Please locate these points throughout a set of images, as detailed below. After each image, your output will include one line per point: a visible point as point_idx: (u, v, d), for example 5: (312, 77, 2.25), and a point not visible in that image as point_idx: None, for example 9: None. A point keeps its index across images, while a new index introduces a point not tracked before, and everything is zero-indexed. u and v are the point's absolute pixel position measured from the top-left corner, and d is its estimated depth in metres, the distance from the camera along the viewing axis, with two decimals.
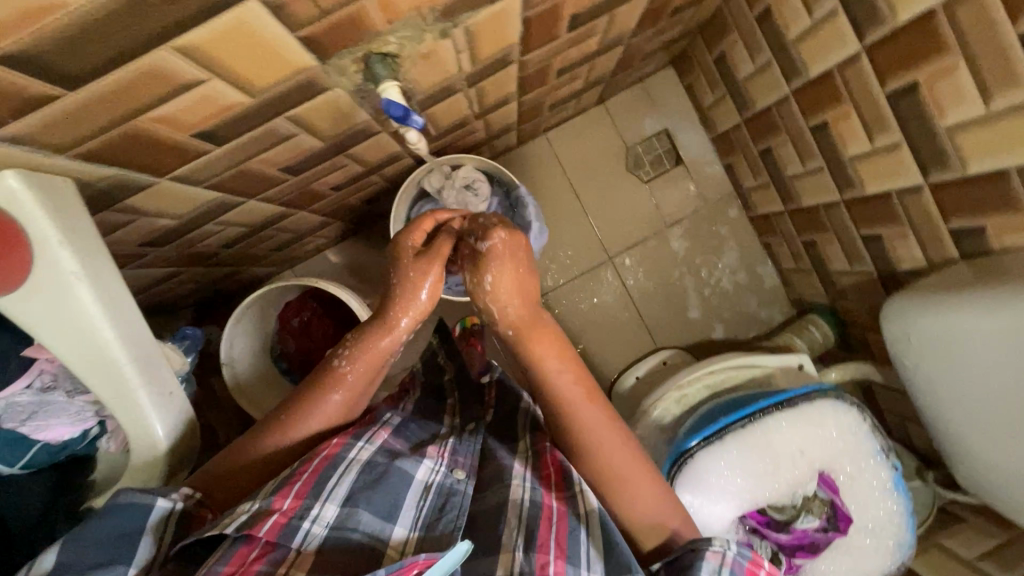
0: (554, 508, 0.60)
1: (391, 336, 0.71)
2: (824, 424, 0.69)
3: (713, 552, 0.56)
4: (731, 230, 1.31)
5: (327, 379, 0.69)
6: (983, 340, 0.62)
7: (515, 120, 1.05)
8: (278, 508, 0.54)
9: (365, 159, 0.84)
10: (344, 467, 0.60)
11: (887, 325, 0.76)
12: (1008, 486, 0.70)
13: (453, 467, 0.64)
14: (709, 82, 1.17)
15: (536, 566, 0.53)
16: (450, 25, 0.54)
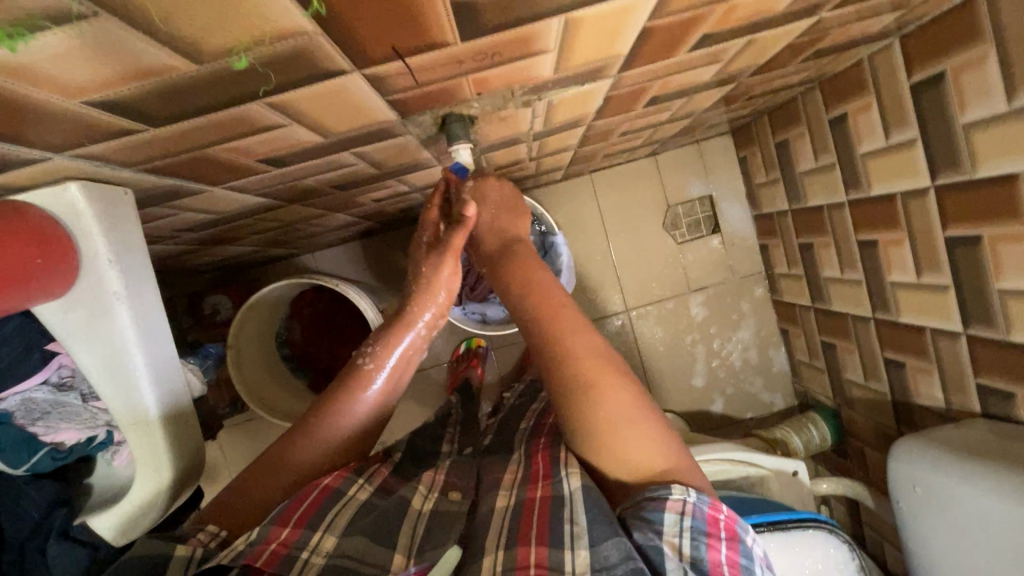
0: (537, 499, 0.56)
1: (412, 331, 0.71)
2: (815, 552, 0.70)
3: (672, 500, 0.51)
4: (753, 307, 1.31)
5: (352, 381, 0.68)
6: (988, 513, 0.61)
7: (566, 164, 1.04)
8: (276, 538, 0.54)
9: (415, 183, 0.83)
10: (342, 501, 0.59)
11: (891, 465, 0.75)
12: None
13: (448, 491, 0.64)
14: (765, 162, 1.16)
15: (516, 562, 0.49)
16: (536, 98, 0.53)
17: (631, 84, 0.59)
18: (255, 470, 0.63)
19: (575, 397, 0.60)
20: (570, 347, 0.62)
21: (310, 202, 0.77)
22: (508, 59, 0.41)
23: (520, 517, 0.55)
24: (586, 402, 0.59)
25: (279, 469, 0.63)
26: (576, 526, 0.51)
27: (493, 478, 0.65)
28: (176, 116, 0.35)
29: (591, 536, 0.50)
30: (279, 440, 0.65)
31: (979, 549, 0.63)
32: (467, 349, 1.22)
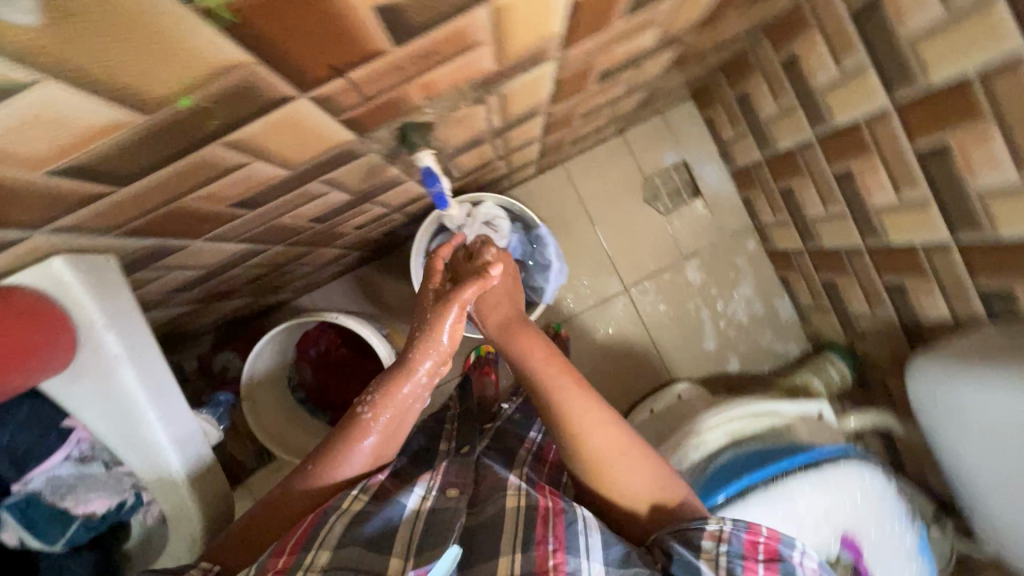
0: (550, 507, 0.65)
1: (412, 380, 0.70)
2: (855, 488, 0.70)
3: (709, 531, 0.60)
4: (749, 262, 1.31)
5: (352, 430, 0.68)
6: (1011, 413, 0.62)
7: (536, 156, 1.05)
8: (273, 567, 0.55)
9: (392, 203, 0.84)
10: (333, 515, 0.61)
11: (912, 387, 0.76)
12: None
13: (445, 489, 0.71)
14: (730, 117, 1.17)
15: (535, 564, 0.58)
16: (486, 92, 0.54)
17: (577, 62, 0.60)
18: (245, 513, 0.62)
19: (608, 464, 0.68)
20: (597, 422, 0.69)
21: (292, 241, 0.78)
22: (447, 58, 0.42)
23: (534, 522, 0.63)
24: (617, 469, 0.68)
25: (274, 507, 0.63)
26: (588, 542, 0.61)
27: (496, 482, 0.72)
28: (154, 163, 0.36)
29: (603, 555, 0.60)
30: (279, 485, 0.65)
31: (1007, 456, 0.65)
32: (478, 357, 1.21)
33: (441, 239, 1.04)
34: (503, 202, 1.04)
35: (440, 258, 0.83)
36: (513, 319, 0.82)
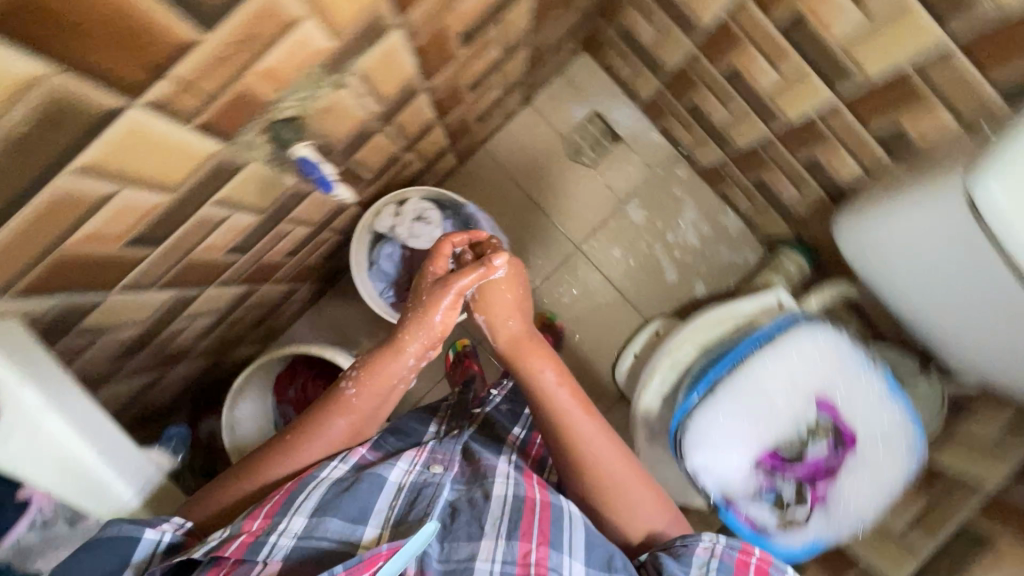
0: (537, 500, 0.72)
1: (398, 358, 0.81)
2: (826, 349, 0.73)
3: (701, 548, 0.67)
4: (685, 188, 1.33)
5: (337, 405, 0.78)
6: (933, 231, 0.67)
7: (446, 142, 1.07)
8: (246, 530, 0.62)
9: (311, 219, 0.85)
10: (312, 485, 0.68)
11: (848, 238, 0.81)
12: (979, 343, 0.78)
13: (428, 464, 0.77)
14: (622, 57, 1.20)
15: (518, 554, 0.65)
16: (341, 75, 0.56)
17: (426, 28, 0.62)
18: (248, 470, 0.74)
19: (611, 491, 0.78)
20: (609, 455, 0.79)
21: (220, 282, 0.78)
22: (274, 40, 0.44)
23: (522, 510, 0.70)
24: (619, 497, 0.78)
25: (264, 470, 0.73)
26: (571, 540, 0.69)
27: (487, 466, 0.78)
28: (16, 199, 0.38)
29: (584, 555, 0.68)
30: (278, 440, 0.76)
31: (925, 269, 0.73)
32: (456, 353, 1.23)
33: (381, 247, 1.05)
34: (432, 192, 1.06)
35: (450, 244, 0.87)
36: (518, 343, 0.86)
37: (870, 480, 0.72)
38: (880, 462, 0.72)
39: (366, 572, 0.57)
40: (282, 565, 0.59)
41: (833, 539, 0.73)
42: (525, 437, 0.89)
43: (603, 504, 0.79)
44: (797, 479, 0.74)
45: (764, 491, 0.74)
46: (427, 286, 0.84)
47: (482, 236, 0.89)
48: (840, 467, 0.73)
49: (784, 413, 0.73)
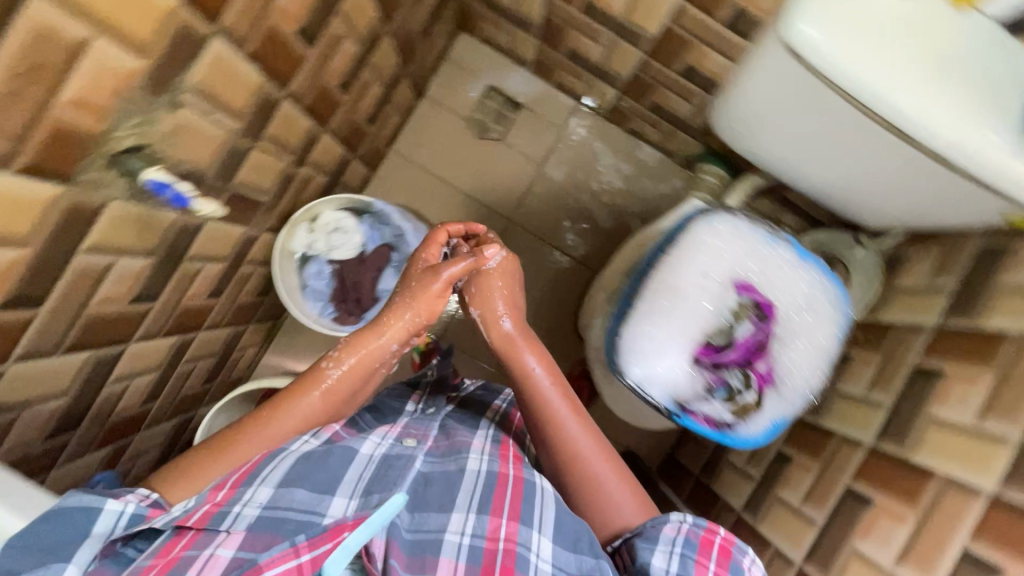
0: (509, 475, 0.72)
1: (381, 335, 0.80)
2: (734, 234, 0.73)
3: (669, 527, 0.69)
4: (597, 135, 1.35)
5: (314, 380, 0.77)
6: (787, 90, 0.64)
7: (342, 149, 1.07)
8: (211, 500, 0.63)
9: (218, 253, 0.85)
10: (281, 457, 0.68)
11: (724, 122, 0.76)
12: (868, 198, 0.75)
13: (400, 438, 0.78)
14: (496, 25, 1.22)
15: (487, 528, 0.67)
16: (173, 94, 0.57)
17: (253, 32, 0.63)
18: (220, 448, 0.70)
19: (586, 481, 0.78)
20: (594, 452, 0.79)
21: (140, 337, 0.78)
22: (68, 67, 0.45)
23: (493, 485, 0.71)
24: (593, 491, 0.77)
25: (233, 448, 0.70)
26: (542, 516, 0.68)
27: (460, 442, 0.78)
28: None
29: (553, 534, 0.67)
30: (250, 416, 0.73)
31: (798, 135, 0.69)
32: (421, 354, 1.15)
33: (308, 268, 1.05)
34: (345, 201, 1.06)
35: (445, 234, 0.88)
36: (514, 341, 0.86)
37: (802, 346, 0.74)
38: (812, 326, 0.74)
39: (330, 543, 0.58)
40: (245, 533, 0.60)
41: (792, 414, 0.74)
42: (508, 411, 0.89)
43: (580, 496, 0.78)
44: (737, 366, 0.75)
45: (714, 387, 0.74)
46: (417, 272, 0.84)
47: (477, 230, 0.91)
48: (776, 342, 0.74)
49: (709, 307, 0.74)
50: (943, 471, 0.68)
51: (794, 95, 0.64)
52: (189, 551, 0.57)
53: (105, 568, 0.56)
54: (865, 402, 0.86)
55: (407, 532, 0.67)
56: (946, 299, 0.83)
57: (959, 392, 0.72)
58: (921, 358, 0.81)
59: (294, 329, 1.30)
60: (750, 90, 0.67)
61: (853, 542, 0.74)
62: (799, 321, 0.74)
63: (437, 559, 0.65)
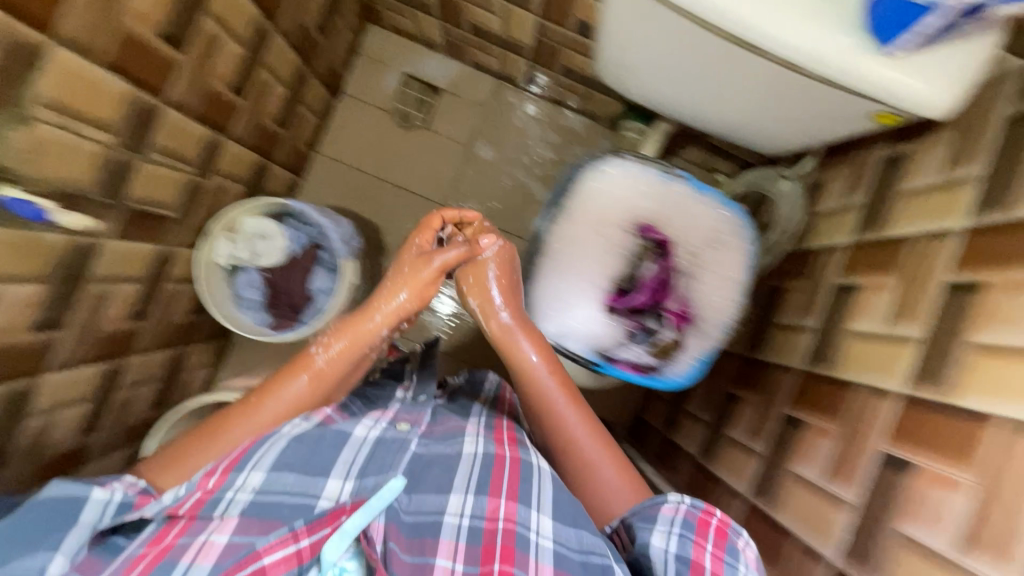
0: (506, 454, 0.64)
1: (370, 316, 0.74)
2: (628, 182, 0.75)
3: (667, 507, 0.57)
4: (521, 109, 1.34)
5: (300, 364, 0.70)
6: (644, 22, 0.63)
7: (254, 155, 1.06)
8: (201, 487, 0.56)
9: (129, 273, 0.84)
10: (270, 441, 0.60)
11: (606, 63, 0.75)
12: (755, 124, 0.75)
13: (395, 421, 0.67)
14: (399, 11, 1.21)
15: (485, 509, 0.59)
16: (19, 108, 0.56)
17: (104, 38, 0.62)
18: (208, 431, 0.64)
19: (585, 466, 0.66)
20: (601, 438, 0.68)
21: (58, 367, 0.77)
22: None
23: (490, 465, 0.63)
24: (592, 477, 0.65)
25: (228, 426, 0.64)
26: (541, 495, 0.60)
27: (455, 426, 0.69)
28: None
29: (554, 511, 0.59)
30: (239, 401, 0.68)
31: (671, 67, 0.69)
32: None
33: (237, 279, 1.04)
34: (265, 206, 1.04)
35: (441, 220, 0.79)
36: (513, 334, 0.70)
37: (711, 277, 0.74)
38: (721, 261, 0.74)
39: (328, 527, 0.54)
40: (239, 519, 0.54)
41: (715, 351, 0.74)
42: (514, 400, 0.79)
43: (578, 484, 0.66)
44: (652, 306, 0.76)
45: (633, 333, 0.75)
46: (406, 259, 0.76)
47: (473, 215, 0.80)
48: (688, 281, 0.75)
49: (614, 256, 0.76)
50: (863, 382, 0.68)
51: (660, 32, 0.64)
52: (182, 539, 0.52)
53: (93, 559, 0.51)
54: (797, 329, 0.86)
55: (407, 514, 0.60)
56: (861, 215, 0.82)
57: (874, 302, 0.72)
58: (842, 277, 0.81)
59: (244, 345, 1.28)
60: (614, 27, 0.67)
61: (791, 467, 0.74)
62: (705, 253, 0.75)
63: (435, 544, 0.57)
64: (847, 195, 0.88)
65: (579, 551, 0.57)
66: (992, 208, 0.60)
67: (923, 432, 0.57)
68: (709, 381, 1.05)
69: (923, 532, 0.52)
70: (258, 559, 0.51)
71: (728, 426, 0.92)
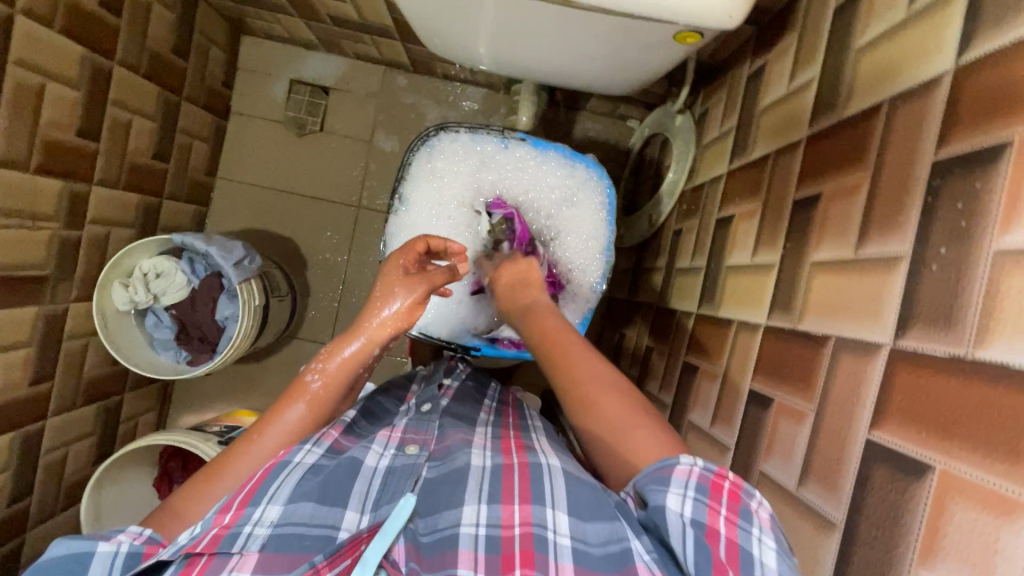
0: (516, 463, 0.53)
1: (361, 337, 0.63)
2: (461, 156, 0.80)
3: (680, 467, 0.43)
4: (414, 92, 1.29)
5: (291, 390, 0.60)
6: None
7: (135, 195, 1.05)
8: (218, 523, 0.46)
9: (14, 339, 0.84)
10: (287, 471, 0.51)
11: (424, 22, 0.72)
12: (592, 57, 0.72)
13: (404, 444, 0.57)
14: (260, 17, 1.17)
15: (500, 519, 0.47)
16: None
17: None
18: (216, 469, 0.55)
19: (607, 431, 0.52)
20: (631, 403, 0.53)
21: None
22: None
23: (500, 473, 0.52)
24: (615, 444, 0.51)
25: (228, 468, 0.55)
26: (554, 489, 0.49)
27: (459, 439, 0.57)
28: None
29: (570, 504, 0.48)
30: (241, 437, 0.58)
31: (482, 14, 0.66)
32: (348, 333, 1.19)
33: (147, 319, 1.04)
34: (156, 244, 1.02)
35: (426, 243, 0.70)
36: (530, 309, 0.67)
37: (566, 234, 0.80)
38: (573, 207, 0.79)
39: (348, 560, 0.44)
40: (261, 554, 0.45)
41: (593, 294, 0.80)
42: (539, 422, 0.68)
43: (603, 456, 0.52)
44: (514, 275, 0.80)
45: None
46: (393, 274, 0.66)
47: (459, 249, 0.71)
48: (547, 234, 0.80)
49: (466, 232, 0.80)
50: (734, 318, 0.65)
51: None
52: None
53: None
54: (692, 271, 0.82)
55: (424, 536, 0.48)
56: (735, 139, 0.77)
57: (743, 232, 0.68)
58: (721, 210, 0.77)
59: (186, 385, 1.28)
60: None
61: (688, 416, 0.71)
62: (558, 211, 0.80)
63: (457, 559, 0.45)
64: (724, 121, 0.83)
65: (597, 545, 0.45)
66: (825, 111, 0.56)
67: (779, 363, 0.53)
68: (634, 338, 1.02)
69: (778, 470, 0.49)
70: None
71: (647, 382, 0.90)
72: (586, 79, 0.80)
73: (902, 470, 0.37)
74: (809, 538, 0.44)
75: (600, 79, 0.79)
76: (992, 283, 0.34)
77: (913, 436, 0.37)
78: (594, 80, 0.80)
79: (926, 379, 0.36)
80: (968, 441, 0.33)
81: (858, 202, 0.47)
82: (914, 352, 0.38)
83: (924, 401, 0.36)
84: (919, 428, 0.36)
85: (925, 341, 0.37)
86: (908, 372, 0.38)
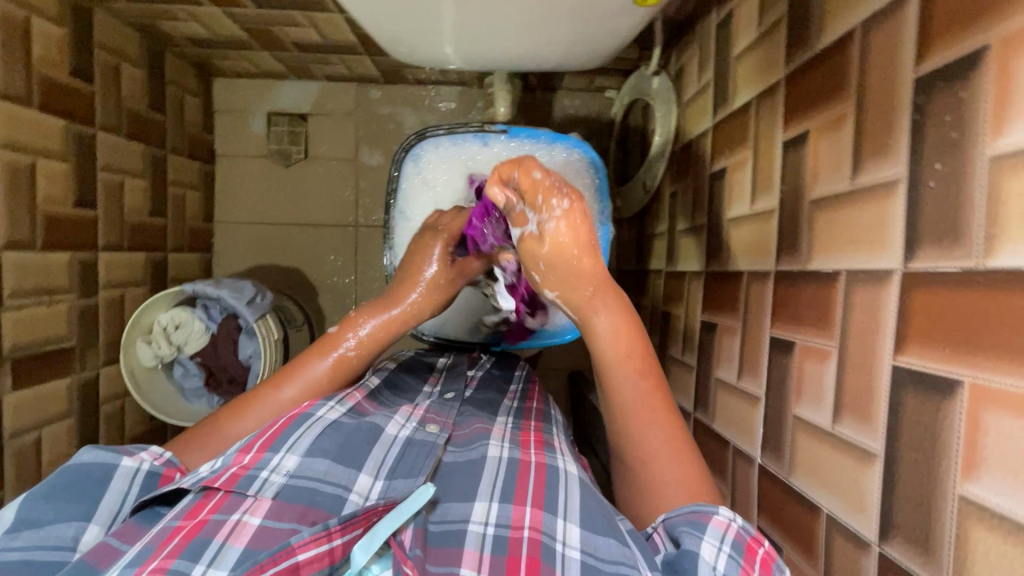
0: (533, 461, 0.54)
1: (399, 306, 0.68)
2: (446, 158, 0.81)
3: (718, 517, 0.44)
4: (389, 103, 1.30)
5: (318, 346, 0.63)
6: None
7: (141, 253, 1.07)
8: (238, 462, 0.49)
9: (54, 411, 0.86)
10: (309, 424, 0.53)
11: (387, 31, 0.72)
12: (558, 34, 0.71)
13: (425, 421, 0.59)
14: (227, 58, 1.18)
15: (509, 519, 0.47)
16: None
17: None
18: (245, 403, 0.59)
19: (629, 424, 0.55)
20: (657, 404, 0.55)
21: None
22: None
23: (516, 472, 0.52)
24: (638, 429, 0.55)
25: (254, 405, 0.58)
26: (568, 499, 0.49)
27: (481, 428, 0.60)
28: None
29: (582, 517, 0.47)
30: (267, 380, 0.60)
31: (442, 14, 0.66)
32: None
33: (175, 370, 1.06)
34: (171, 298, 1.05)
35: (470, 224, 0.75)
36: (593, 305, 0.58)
37: None
38: None
39: (360, 529, 0.43)
40: (274, 501, 0.46)
41: None
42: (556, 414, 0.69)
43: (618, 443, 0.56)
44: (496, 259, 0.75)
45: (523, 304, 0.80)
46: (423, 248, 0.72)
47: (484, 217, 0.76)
48: None
49: None
50: (743, 269, 0.64)
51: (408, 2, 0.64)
52: (217, 514, 0.44)
53: (133, 519, 0.47)
54: (694, 230, 0.82)
55: (433, 524, 0.48)
56: (714, 92, 0.77)
57: (738, 182, 0.68)
58: (712, 164, 0.76)
59: None
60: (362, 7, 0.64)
61: (715, 373, 0.71)
62: None
63: (461, 558, 0.44)
64: (701, 76, 0.82)
65: (607, 561, 0.43)
66: (799, 47, 0.55)
67: (794, 306, 0.53)
68: (649, 307, 1.02)
69: (810, 411, 0.50)
70: (293, 554, 0.39)
71: (669, 347, 0.90)
72: (556, 58, 0.79)
73: (931, 389, 0.37)
74: (850, 472, 0.44)
75: (569, 55, 0.78)
76: (992, 187, 0.34)
77: (937, 354, 0.36)
78: (564, 57, 0.79)
79: (943, 295, 0.36)
80: (992, 349, 0.33)
81: (847, 132, 0.47)
82: (926, 272, 0.37)
83: (945, 317, 0.36)
84: (940, 345, 0.36)
85: (935, 258, 0.37)
86: (924, 293, 0.38)
